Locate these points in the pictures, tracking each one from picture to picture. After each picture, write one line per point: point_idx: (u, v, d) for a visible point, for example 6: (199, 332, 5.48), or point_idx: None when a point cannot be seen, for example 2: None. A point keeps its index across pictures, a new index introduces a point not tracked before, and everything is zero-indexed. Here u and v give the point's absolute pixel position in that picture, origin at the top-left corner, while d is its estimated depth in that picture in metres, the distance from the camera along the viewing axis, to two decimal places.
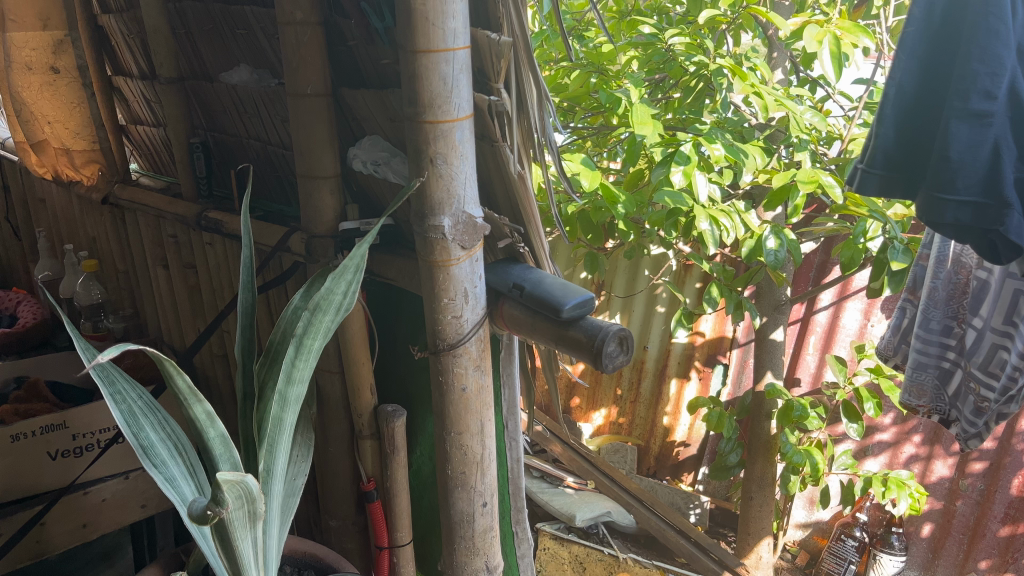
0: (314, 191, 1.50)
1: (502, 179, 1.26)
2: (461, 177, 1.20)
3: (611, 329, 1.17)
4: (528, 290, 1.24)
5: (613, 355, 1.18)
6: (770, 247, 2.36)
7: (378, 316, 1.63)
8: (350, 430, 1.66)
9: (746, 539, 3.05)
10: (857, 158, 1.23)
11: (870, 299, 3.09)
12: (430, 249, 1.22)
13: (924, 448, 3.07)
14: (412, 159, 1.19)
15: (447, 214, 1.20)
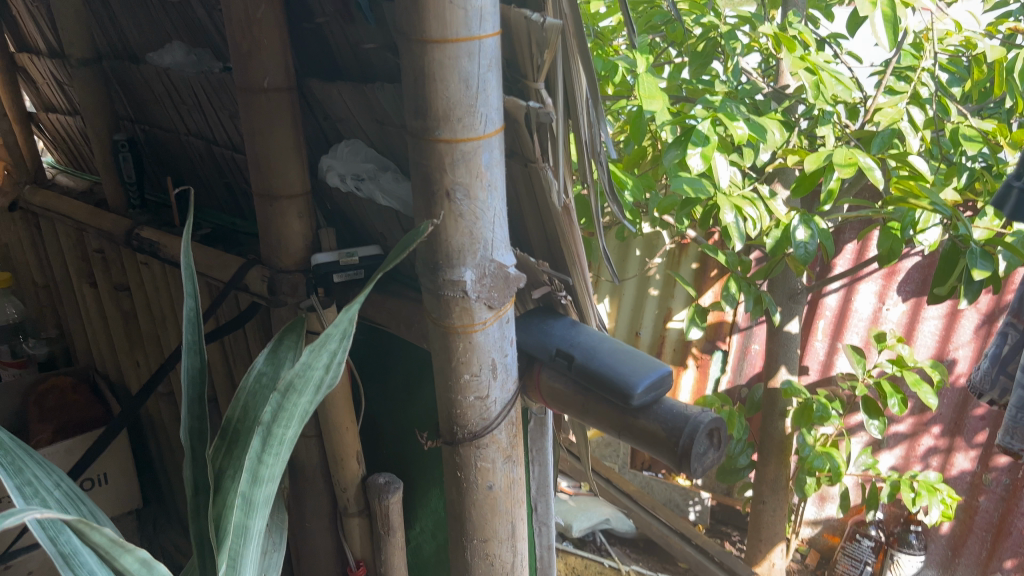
0: (277, 214, 1.16)
1: (540, 210, 0.95)
2: (489, 214, 0.86)
3: (700, 424, 0.87)
4: (578, 362, 0.92)
5: (702, 454, 0.88)
6: (799, 238, 2.05)
7: (363, 365, 1.31)
8: (332, 503, 1.34)
9: (758, 546, 2.81)
10: (1013, 172, 0.94)
11: (886, 280, 2.76)
12: (447, 312, 0.89)
13: (944, 440, 2.83)
14: (419, 190, 0.86)
15: (470, 264, 0.87)
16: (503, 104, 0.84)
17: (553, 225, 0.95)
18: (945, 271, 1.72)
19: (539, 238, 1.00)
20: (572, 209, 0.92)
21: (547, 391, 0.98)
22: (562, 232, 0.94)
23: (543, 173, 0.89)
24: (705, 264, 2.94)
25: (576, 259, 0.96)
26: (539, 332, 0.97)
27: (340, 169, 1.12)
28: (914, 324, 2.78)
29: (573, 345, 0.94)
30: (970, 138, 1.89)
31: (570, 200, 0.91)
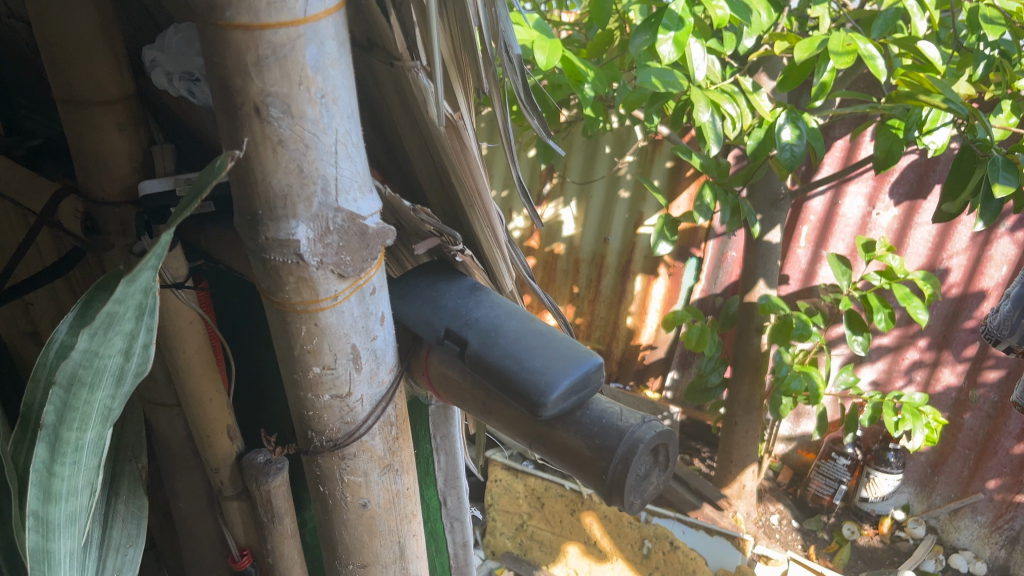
0: (87, 127, 0.85)
1: (419, 127, 0.67)
2: (328, 141, 0.57)
3: (636, 446, 0.61)
4: (471, 349, 0.65)
5: (642, 481, 0.63)
6: (784, 139, 1.76)
7: (241, 316, 1.06)
8: (208, 481, 1.10)
9: (728, 467, 2.65)
10: None
11: (878, 181, 2.47)
12: (277, 283, 0.61)
13: (929, 353, 2.59)
14: (216, 105, 0.56)
15: (304, 216, 0.58)
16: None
17: (438, 150, 0.68)
18: (956, 186, 1.51)
19: (424, 165, 0.73)
20: (460, 128, 0.64)
21: (441, 378, 0.72)
22: (450, 160, 0.68)
23: (412, 76, 0.61)
24: (680, 163, 2.65)
25: (474, 196, 0.70)
26: (424, 300, 0.70)
27: (166, 67, 0.82)
28: (905, 230, 2.50)
29: (466, 324, 0.67)
30: (991, 20, 1.56)
31: (455, 114, 0.64)
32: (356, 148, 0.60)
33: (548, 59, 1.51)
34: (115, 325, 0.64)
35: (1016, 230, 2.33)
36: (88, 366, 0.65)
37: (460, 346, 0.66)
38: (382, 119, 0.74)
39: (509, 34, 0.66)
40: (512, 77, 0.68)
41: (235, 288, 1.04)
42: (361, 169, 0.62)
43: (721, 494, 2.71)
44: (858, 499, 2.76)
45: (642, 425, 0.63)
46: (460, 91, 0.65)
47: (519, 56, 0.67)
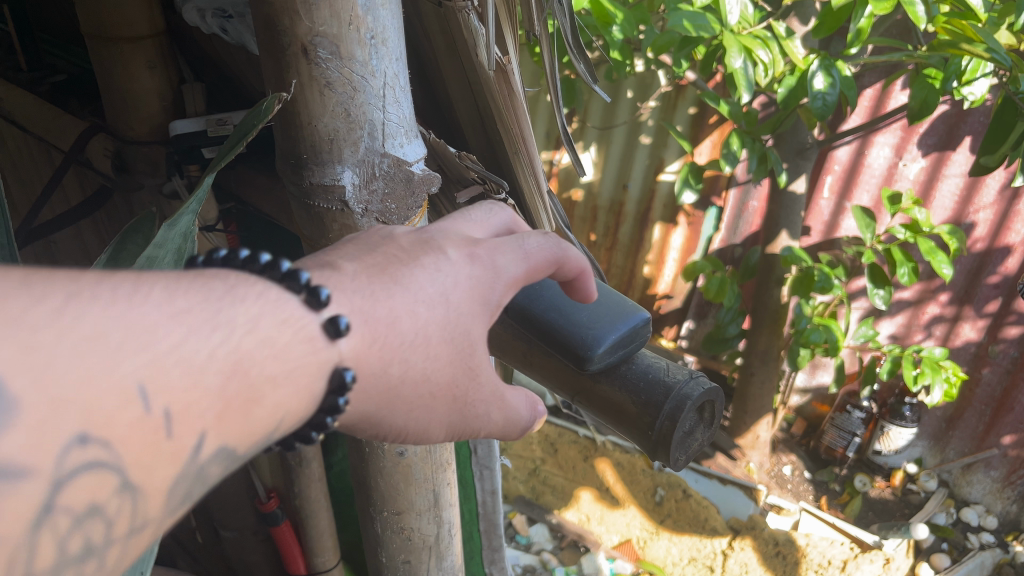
0: (117, 66, 0.83)
1: (460, 66, 0.69)
2: (375, 87, 0.60)
3: (690, 404, 0.61)
4: (512, 301, 0.64)
5: (693, 434, 0.64)
6: (816, 88, 1.71)
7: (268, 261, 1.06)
8: None
9: (743, 417, 2.66)
10: None
11: (907, 131, 2.41)
12: (321, 224, 0.65)
13: (950, 308, 2.57)
14: (267, 49, 0.59)
15: (349, 161, 0.62)
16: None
17: (484, 98, 0.70)
18: (999, 133, 1.48)
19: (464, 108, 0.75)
20: (508, 71, 0.65)
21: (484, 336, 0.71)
22: (496, 107, 0.70)
23: (462, 17, 0.61)
24: (704, 109, 2.59)
25: (517, 139, 0.71)
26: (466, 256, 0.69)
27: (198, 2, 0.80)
28: (932, 183, 2.45)
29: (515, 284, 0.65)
30: None
31: (504, 57, 0.65)
32: (402, 92, 0.63)
33: None
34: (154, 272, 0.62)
35: None
36: None
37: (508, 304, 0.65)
38: (424, 58, 0.77)
39: None
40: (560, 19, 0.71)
41: (263, 235, 1.03)
42: (406, 114, 0.64)
43: (733, 444, 2.74)
44: (870, 452, 2.77)
45: (692, 380, 0.63)
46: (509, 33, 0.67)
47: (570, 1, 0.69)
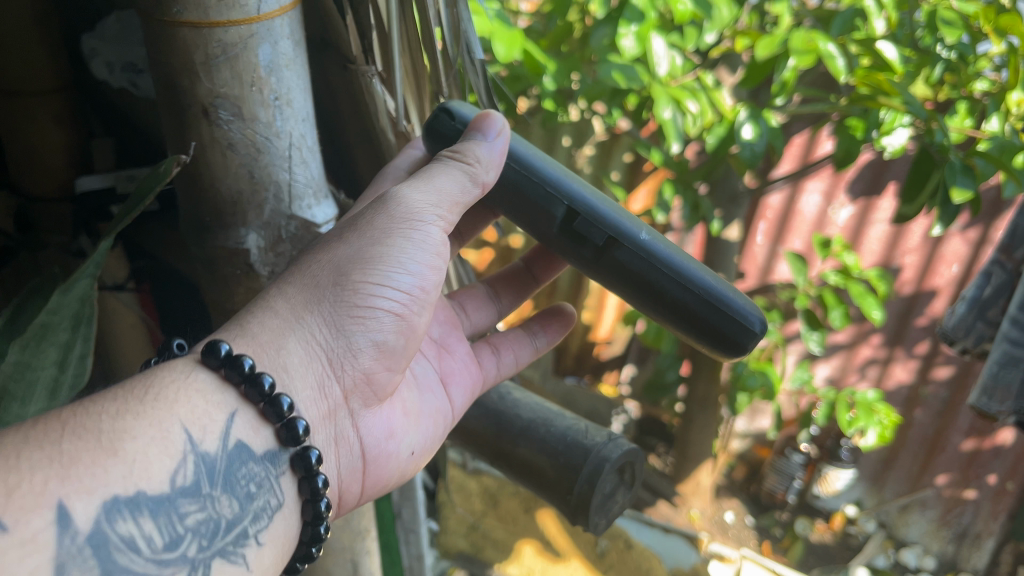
0: (18, 117, 0.80)
1: (362, 124, 0.80)
2: (280, 149, 0.63)
3: (612, 463, 0.87)
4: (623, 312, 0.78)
5: (610, 495, 0.90)
6: (745, 138, 1.73)
7: None
8: None
9: (685, 464, 2.66)
10: None
11: (834, 179, 2.47)
12: (225, 293, 0.66)
13: (882, 350, 2.61)
14: (164, 112, 0.61)
15: (253, 224, 0.63)
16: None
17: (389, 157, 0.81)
18: (916, 183, 1.52)
19: (372, 165, 0.84)
20: (411, 138, 0.78)
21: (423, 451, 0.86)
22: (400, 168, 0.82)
23: (367, 81, 0.74)
24: (639, 158, 2.61)
25: None
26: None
27: (107, 56, 0.78)
28: (861, 228, 2.51)
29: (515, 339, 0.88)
30: (949, 22, 1.53)
31: (409, 125, 0.77)
32: (309, 153, 0.66)
33: (508, 52, 1.39)
34: (49, 336, 0.62)
35: (967, 230, 2.37)
36: (19, 380, 0.61)
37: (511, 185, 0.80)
38: (331, 122, 0.83)
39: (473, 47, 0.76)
40: (475, 79, 0.78)
41: None
42: (314, 175, 0.67)
43: (676, 490, 2.73)
44: (810, 495, 2.79)
45: (611, 445, 0.90)
46: (414, 101, 0.80)
47: (481, 60, 0.76)
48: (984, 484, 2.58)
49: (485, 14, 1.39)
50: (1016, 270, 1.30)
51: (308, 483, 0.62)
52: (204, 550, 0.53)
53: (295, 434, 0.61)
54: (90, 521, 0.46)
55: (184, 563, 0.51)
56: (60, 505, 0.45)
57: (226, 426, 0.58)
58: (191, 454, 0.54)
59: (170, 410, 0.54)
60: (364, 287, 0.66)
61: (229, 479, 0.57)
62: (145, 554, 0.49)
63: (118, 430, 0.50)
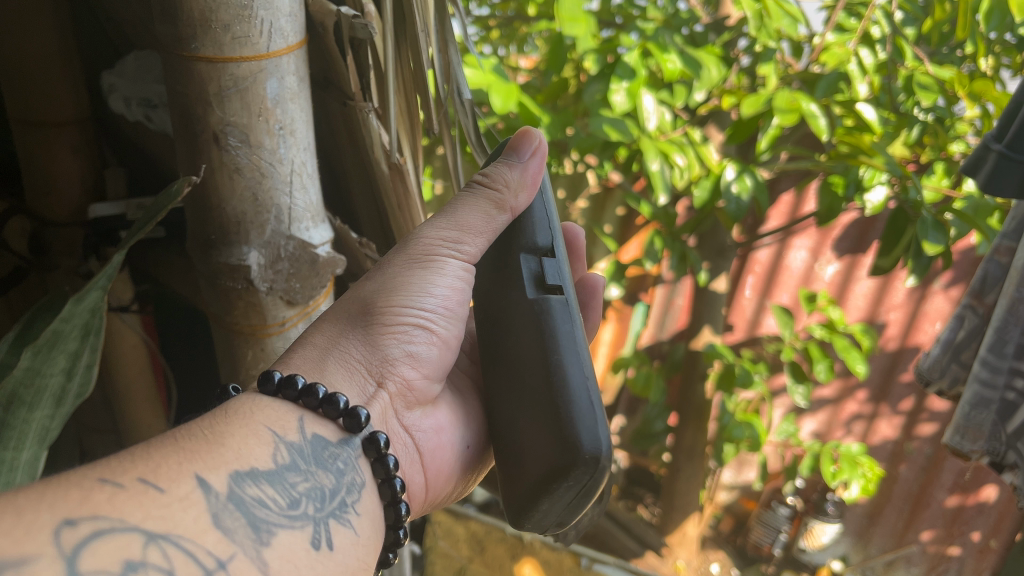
0: (39, 147, 0.84)
1: (355, 153, 0.86)
2: (282, 174, 0.68)
3: None
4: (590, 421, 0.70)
5: (578, 507, 1.02)
6: (732, 191, 1.76)
7: (173, 354, 1.03)
8: None
9: (672, 514, 2.67)
10: (994, 137, 1.13)
11: (821, 236, 2.51)
12: (227, 308, 0.71)
13: (868, 405, 2.65)
14: (175, 135, 0.66)
15: (255, 242, 0.69)
16: (298, 15, 0.66)
17: (381, 186, 0.86)
18: (892, 238, 1.61)
19: (365, 195, 0.90)
20: (403, 170, 0.83)
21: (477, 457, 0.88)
22: (391, 197, 0.87)
23: (363, 116, 0.79)
24: (633, 211, 2.52)
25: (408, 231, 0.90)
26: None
27: (125, 92, 0.84)
28: (846, 285, 2.55)
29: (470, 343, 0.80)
30: (926, 86, 1.57)
31: (400, 159, 0.82)
32: (309, 179, 0.72)
33: (504, 104, 1.43)
34: (59, 344, 0.66)
35: (950, 288, 2.41)
36: (29, 385, 0.66)
37: (524, 222, 0.78)
38: (327, 152, 0.90)
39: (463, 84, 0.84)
40: (464, 117, 0.86)
41: (181, 318, 1.02)
42: (312, 200, 0.73)
43: (663, 541, 2.72)
44: (797, 549, 2.81)
45: None
46: (406, 135, 0.86)
47: (468, 100, 0.85)
48: (968, 541, 2.62)
49: (483, 68, 1.45)
50: (988, 314, 1.35)
51: (382, 464, 0.66)
52: (321, 510, 0.58)
53: (358, 422, 0.65)
54: (225, 486, 0.52)
55: (308, 519, 0.56)
56: (197, 478, 0.51)
57: (299, 426, 0.62)
58: (281, 444, 0.59)
59: (251, 415, 0.60)
60: (394, 317, 0.73)
61: (320, 458, 0.62)
62: (274, 509, 0.54)
63: (216, 432, 0.56)
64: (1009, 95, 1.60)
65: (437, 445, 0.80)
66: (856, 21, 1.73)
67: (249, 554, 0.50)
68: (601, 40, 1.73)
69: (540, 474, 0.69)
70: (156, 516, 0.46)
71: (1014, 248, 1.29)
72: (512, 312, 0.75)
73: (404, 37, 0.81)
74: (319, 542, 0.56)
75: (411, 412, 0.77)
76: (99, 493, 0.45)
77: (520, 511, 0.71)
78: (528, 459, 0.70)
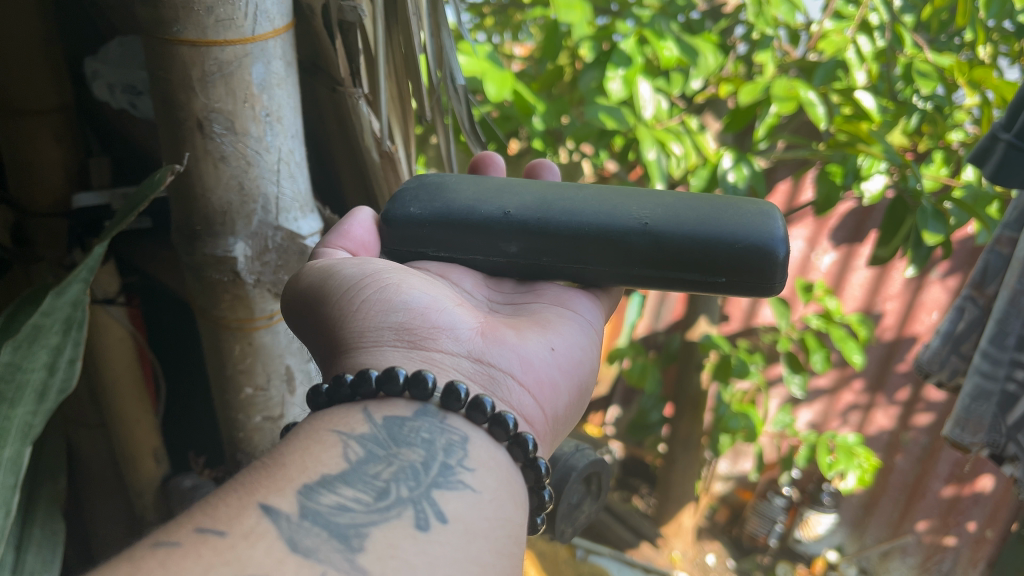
0: (21, 137, 0.82)
1: (344, 140, 0.84)
2: (269, 162, 0.66)
3: (577, 475, 0.99)
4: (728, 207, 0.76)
5: (575, 502, 1.01)
6: (728, 181, 1.73)
7: (159, 348, 1.01)
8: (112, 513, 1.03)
9: (667, 505, 2.66)
10: (1002, 127, 1.11)
11: (819, 225, 2.49)
12: (213, 301, 0.69)
13: (864, 396, 2.64)
14: (159, 122, 0.64)
15: (240, 233, 0.67)
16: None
17: (371, 174, 0.84)
18: (891, 228, 1.60)
19: (354, 184, 0.88)
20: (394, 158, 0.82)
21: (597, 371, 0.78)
22: (380, 185, 0.85)
23: (353, 102, 0.77)
24: None
25: None
26: (436, 192, 0.77)
27: (108, 78, 0.82)
28: (844, 275, 2.53)
29: (536, 266, 0.76)
30: (925, 74, 1.56)
31: (391, 147, 0.81)
32: (297, 167, 0.70)
33: (499, 92, 1.41)
34: (40, 339, 0.64)
35: (948, 278, 2.39)
36: (9, 381, 0.64)
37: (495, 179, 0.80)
38: (317, 142, 0.88)
39: (455, 70, 0.82)
40: (457, 105, 0.84)
41: (167, 311, 1.00)
42: (301, 188, 0.71)
43: (659, 532, 2.71)
44: (792, 540, 2.81)
45: (579, 455, 1.01)
46: (397, 122, 0.84)
47: (462, 87, 0.83)
48: (964, 531, 2.61)
49: (477, 54, 1.42)
50: (988, 306, 1.33)
51: (478, 410, 0.58)
52: (417, 488, 0.51)
53: (426, 388, 0.58)
54: (296, 506, 0.46)
55: (404, 504, 0.50)
56: (263, 506, 0.45)
57: (371, 420, 0.56)
58: (352, 441, 0.53)
59: (313, 428, 0.54)
60: (357, 281, 0.66)
61: (399, 438, 0.55)
62: (361, 510, 0.48)
63: (275, 457, 0.51)
64: (1008, 84, 1.58)
65: (525, 365, 0.67)
66: (854, 9, 1.71)
67: (339, 565, 0.44)
68: (596, 27, 1.71)
69: (769, 226, 0.72)
70: (222, 562, 0.41)
71: (1015, 239, 1.28)
72: (579, 195, 0.76)
73: (394, 21, 0.79)
74: (426, 522, 0.49)
75: (473, 340, 0.66)
76: (151, 558, 0.41)
77: (767, 273, 0.71)
78: (737, 230, 0.71)
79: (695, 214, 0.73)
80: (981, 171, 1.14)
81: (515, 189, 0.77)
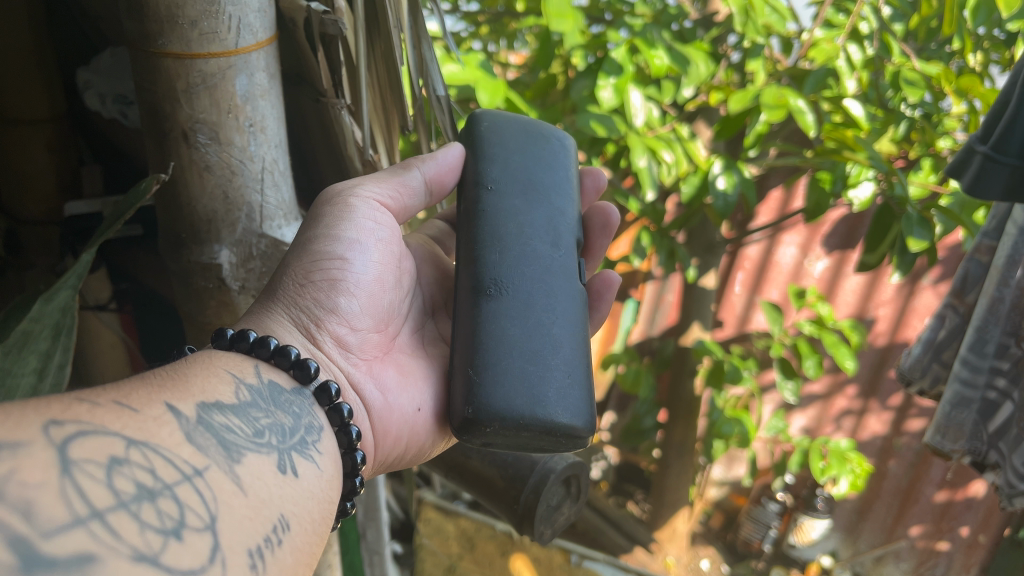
0: (12, 145, 0.83)
1: (328, 148, 0.85)
2: (252, 172, 0.68)
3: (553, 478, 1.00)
4: (556, 385, 0.73)
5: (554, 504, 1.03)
6: (719, 188, 1.74)
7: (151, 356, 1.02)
8: None
9: (661, 510, 2.67)
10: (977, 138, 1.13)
11: (811, 232, 2.51)
12: (199, 307, 0.70)
13: (857, 401, 2.65)
14: (144, 131, 0.65)
15: (226, 242, 0.68)
16: (267, 11, 0.65)
17: (355, 180, 0.86)
18: (877, 236, 1.62)
19: None
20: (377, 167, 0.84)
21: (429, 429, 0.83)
22: None
23: (336, 113, 0.79)
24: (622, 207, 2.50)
25: None
26: (505, 146, 0.88)
27: (99, 88, 0.83)
28: (836, 281, 2.54)
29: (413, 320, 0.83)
30: (913, 82, 1.57)
31: (374, 157, 0.82)
32: (281, 176, 0.71)
33: (492, 100, 1.42)
34: (30, 343, 0.65)
35: (939, 284, 2.42)
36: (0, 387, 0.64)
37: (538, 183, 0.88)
38: (304, 149, 0.89)
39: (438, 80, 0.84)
40: (440, 114, 0.86)
41: (159, 318, 1.00)
42: (285, 197, 0.73)
43: (653, 537, 2.72)
44: (786, 545, 2.82)
45: (557, 458, 1.03)
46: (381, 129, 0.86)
47: (444, 97, 0.84)
48: (957, 537, 2.63)
49: (469, 63, 1.43)
50: (969, 314, 1.35)
51: (336, 413, 0.66)
52: (284, 443, 0.58)
53: (308, 372, 0.65)
54: (194, 413, 0.52)
55: (274, 449, 0.56)
56: (168, 405, 0.51)
57: (257, 373, 0.62)
58: (242, 385, 0.60)
59: (211, 361, 0.60)
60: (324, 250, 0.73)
61: (278, 401, 0.62)
62: (242, 435, 0.54)
63: (178, 372, 0.56)
64: (995, 92, 1.59)
65: (382, 395, 0.76)
66: (844, 18, 1.72)
67: (222, 468, 0.50)
68: (589, 37, 1.71)
69: (517, 407, 0.70)
70: (135, 427, 0.46)
71: (994, 247, 1.29)
72: (536, 243, 0.83)
73: (377, 33, 0.80)
74: (285, 468, 0.56)
75: (352, 362, 0.74)
76: (78, 405, 0.45)
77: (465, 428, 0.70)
78: (491, 385, 0.71)
79: (495, 368, 0.72)
80: (959, 181, 1.15)
81: (527, 200, 0.86)
